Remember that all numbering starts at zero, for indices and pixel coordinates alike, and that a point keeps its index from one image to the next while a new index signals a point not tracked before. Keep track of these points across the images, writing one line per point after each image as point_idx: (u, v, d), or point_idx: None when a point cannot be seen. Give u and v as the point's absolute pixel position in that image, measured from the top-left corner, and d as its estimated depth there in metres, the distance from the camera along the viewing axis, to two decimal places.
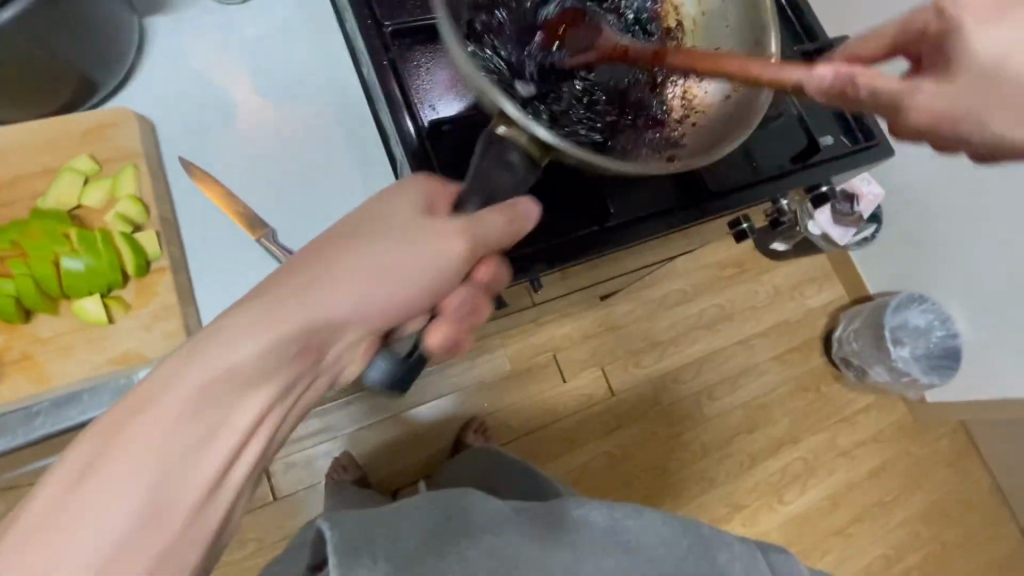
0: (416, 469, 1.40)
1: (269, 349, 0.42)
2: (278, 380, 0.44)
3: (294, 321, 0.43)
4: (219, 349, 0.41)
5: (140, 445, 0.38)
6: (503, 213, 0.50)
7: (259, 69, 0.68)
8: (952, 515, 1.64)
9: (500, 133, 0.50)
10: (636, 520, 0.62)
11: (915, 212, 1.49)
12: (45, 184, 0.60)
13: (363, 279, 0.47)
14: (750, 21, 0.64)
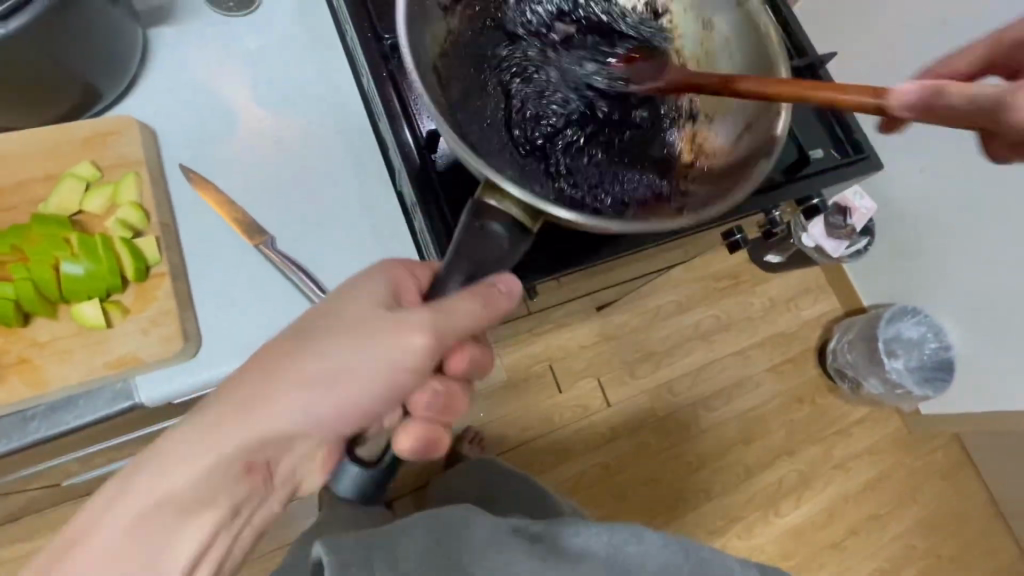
0: (411, 480, 1.39)
1: (226, 453, 0.45)
2: (226, 495, 0.46)
3: (248, 424, 0.46)
4: (243, 408, 0.46)
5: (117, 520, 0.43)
6: (474, 299, 0.50)
7: (260, 80, 0.69)
8: (947, 528, 1.63)
9: (489, 205, 0.52)
10: (637, 545, 0.64)
11: (908, 224, 1.51)
12: (46, 190, 0.61)
13: (310, 379, 0.48)
14: (758, 54, 0.66)
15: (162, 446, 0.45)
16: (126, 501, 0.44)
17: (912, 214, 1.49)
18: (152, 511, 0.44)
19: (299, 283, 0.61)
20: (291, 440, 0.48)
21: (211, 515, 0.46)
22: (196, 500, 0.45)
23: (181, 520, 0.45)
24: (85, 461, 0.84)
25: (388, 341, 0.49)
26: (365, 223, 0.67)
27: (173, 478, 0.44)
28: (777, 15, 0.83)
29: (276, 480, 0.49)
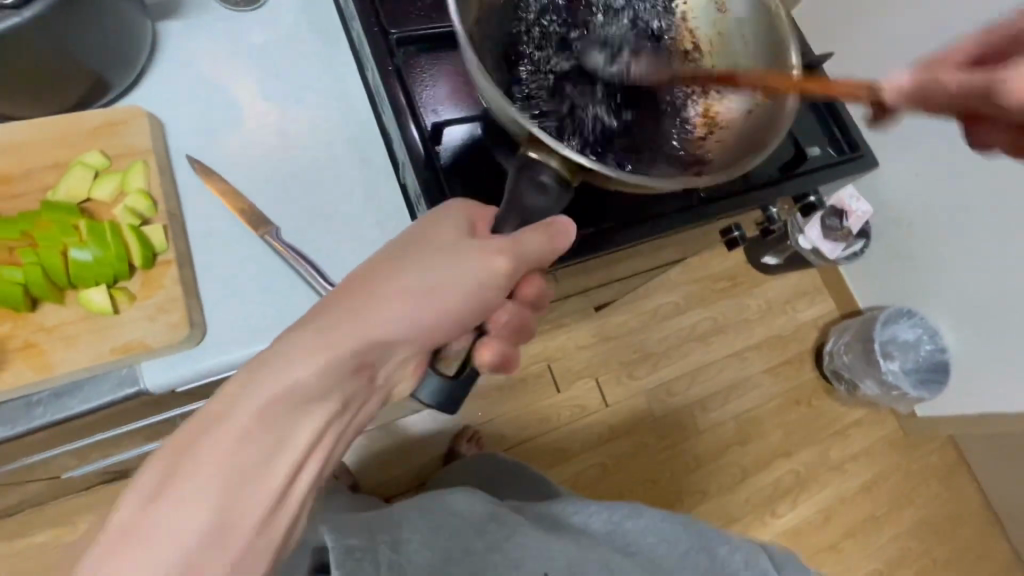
0: (409, 478, 1.39)
1: (325, 368, 0.48)
2: (335, 399, 0.50)
3: (345, 341, 0.49)
4: (276, 373, 0.46)
5: (208, 458, 0.43)
6: (542, 232, 0.55)
7: (266, 73, 0.70)
8: (943, 530, 1.64)
9: (532, 157, 0.55)
10: (637, 521, 0.69)
11: (902, 227, 1.53)
12: (54, 178, 0.61)
13: (402, 301, 0.52)
14: (768, 35, 0.67)
15: (248, 376, 0.46)
16: (220, 435, 0.44)
17: (908, 216, 1.50)
18: (195, 492, 0.42)
19: (304, 272, 0.62)
20: (331, 393, 0.49)
21: (323, 418, 0.49)
22: (242, 474, 0.44)
23: (237, 497, 0.43)
24: (86, 453, 0.84)
25: (476, 266, 0.54)
26: (370, 215, 0.67)
27: (268, 410, 0.45)
28: None
29: (325, 437, 0.50)
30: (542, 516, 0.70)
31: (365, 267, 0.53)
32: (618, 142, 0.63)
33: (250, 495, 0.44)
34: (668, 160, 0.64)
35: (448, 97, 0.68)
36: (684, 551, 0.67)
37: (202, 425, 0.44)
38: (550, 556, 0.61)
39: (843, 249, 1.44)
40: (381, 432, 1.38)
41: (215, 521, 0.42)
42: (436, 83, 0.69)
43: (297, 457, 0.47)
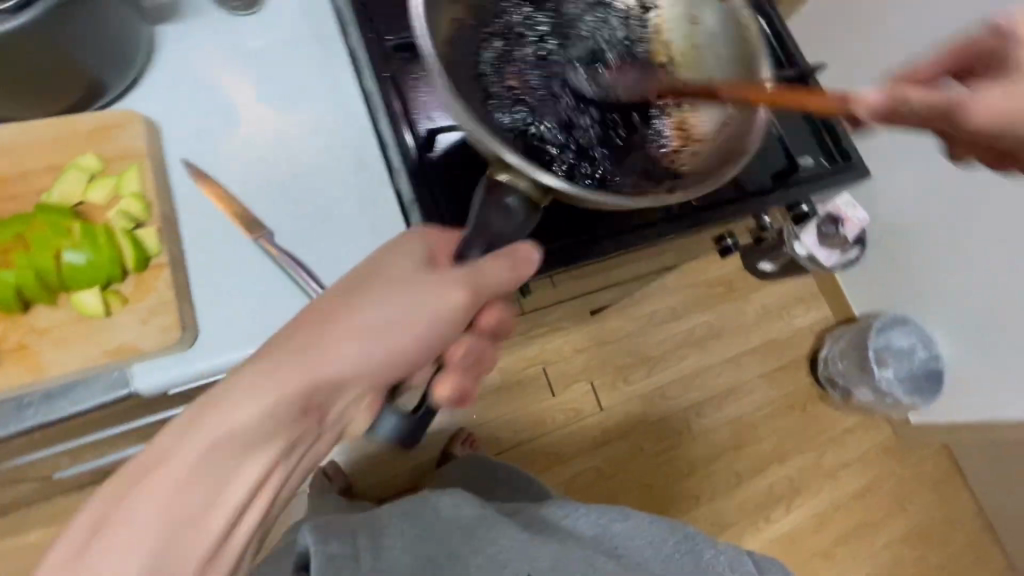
0: (402, 480, 1.39)
1: (270, 409, 0.49)
2: (280, 441, 0.51)
3: (293, 379, 0.50)
4: (221, 414, 0.47)
5: (154, 501, 0.44)
6: (503, 262, 0.56)
7: (261, 79, 0.70)
8: (935, 537, 1.65)
9: (501, 179, 0.55)
10: (623, 523, 0.67)
11: (897, 234, 1.54)
12: (49, 180, 0.61)
13: (353, 341, 0.53)
14: (740, 53, 0.68)
15: (193, 419, 0.47)
16: (160, 481, 0.45)
17: (904, 224, 1.51)
18: (127, 540, 0.43)
19: (296, 276, 0.62)
20: (273, 437, 0.50)
21: (269, 458, 0.50)
22: (177, 521, 0.45)
23: (170, 548, 0.44)
24: (78, 453, 0.84)
25: (429, 302, 0.55)
26: (364, 220, 0.68)
27: (215, 448, 0.47)
28: (769, 25, 0.85)
29: (266, 481, 0.51)
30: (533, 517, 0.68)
31: (314, 307, 0.53)
32: (588, 157, 0.65)
33: (192, 538, 0.45)
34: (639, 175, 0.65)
35: (442, 104, 0.69)
36: (672, 557, 0.64)
37: (144, 469, 0.45)
38: (536, 557, 0.60)
39: (838, 257, 1.46)
40: None
41: (149, 568, 0.43)
42: (430, 89, 0.69)
43: (240, 498, 0.48)
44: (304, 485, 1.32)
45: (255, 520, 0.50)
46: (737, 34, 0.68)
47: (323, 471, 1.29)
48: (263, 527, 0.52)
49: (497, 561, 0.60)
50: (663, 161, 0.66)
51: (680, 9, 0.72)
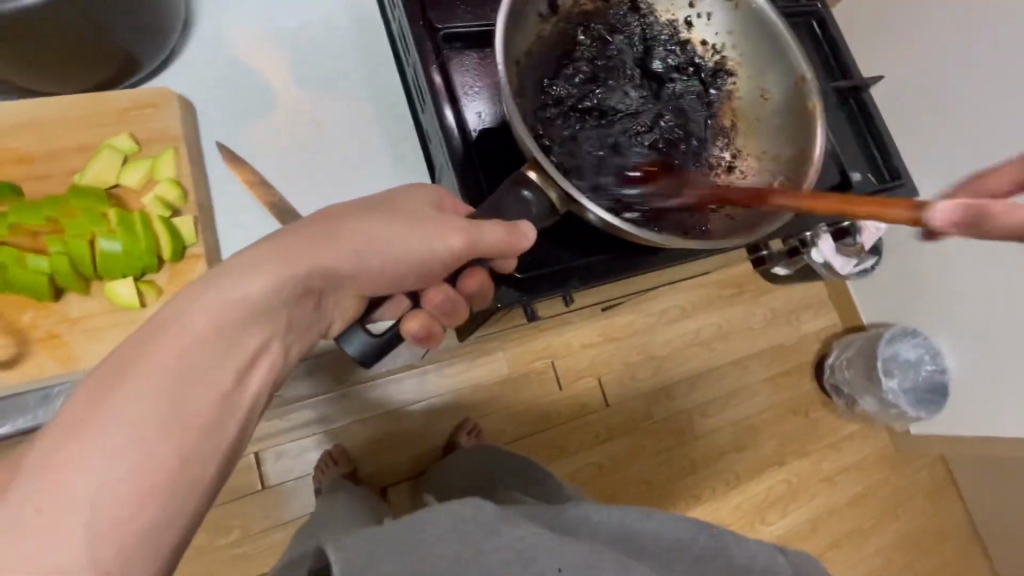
0: (407, 468, 1.34)
1: (276, 287, 0.46)
2: (283, 317, 0.47)
3: (301, 262, 0.48)
4: (230, 279, 0.44)
5: (161, 363, 0.38)
6: (503, 226, 0.53)
7: (299, 62, 0.68)
8: (925, 545, 1.67)
9: (530, 177, 0.55)
10: (649, 522, 0.57)
11: (915, 248, 1.52)
12: (80, 161, 0.60)
13: (354, 242, 0.51)
14: (797, 129, 0.67)
15: (198, 292, 0.42)
16: (171, 338, 0.39)
17: (920, 235, 1.50)
18: (137, 394, 0.36)
19: None
20: (281, 309, 0.47)
21: (271, 334, 0.46)
22: (195, 373, 0.39)
23: (186, 400, 0.38)
24: None
25: (431, 241, 0.54)
26: None
27: (224, 319, 0.42)
28: (820, 29, 0.82)
29: (270, 350, 0.46)
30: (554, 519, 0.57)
31: (321, 212, 0.52)
32: (635, 196, 0.63)
33: (200, 398, 0.39)
34: (674, 223, 0.63)
35: (490, 98, 0.65)
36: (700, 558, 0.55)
37: (151, 332, 0.39)
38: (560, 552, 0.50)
39: (855, 264, 1.43)
40: (373, 421, 1.32)
41: (169, 421, 0.37)
42: (481, 82, 0.65)
43: (242, 366, 0.43)
44: (310, 468, 1.25)
45: (262, 389, 0.45)
46: (800, 114, 0.67)
47: (329, 454, 1.23)
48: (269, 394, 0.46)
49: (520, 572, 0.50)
50: (695, 215, 0.65)
51: (752, 77, 0.70)
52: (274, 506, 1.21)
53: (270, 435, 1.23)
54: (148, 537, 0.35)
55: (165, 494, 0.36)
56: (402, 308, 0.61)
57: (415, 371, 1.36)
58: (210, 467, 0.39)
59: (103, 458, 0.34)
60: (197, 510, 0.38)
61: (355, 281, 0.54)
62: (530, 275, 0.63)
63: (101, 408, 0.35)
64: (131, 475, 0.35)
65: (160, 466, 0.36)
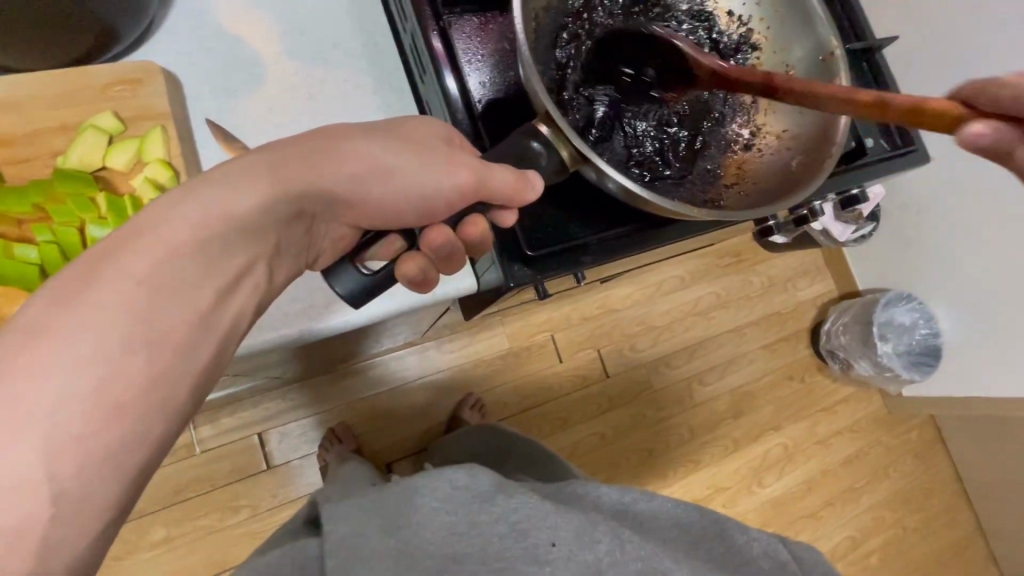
0: (410, 443, 1.33)
1: (264, 210, 0.40)
2: (269, 241, 0.42)
3: (293, 198, 0.42)
4: (218, 195, 0.38)
5: (134, 273, 0.33)
6: (513, 173, 0.49)
7: (289, 31, 0.64)
8: (916, 501, 1.72)
9: (543, 133, 0.52)
10: (648, 503, 0.55)
11: (911, 215, 1.51)
12: (64, 141, 0.56)
13: (354, 168, 0.46)
14: None
15: (177, 199, 0.36)
16: (145, 247, 0.34)
17: (922, 199, 1.47)
18: (107, 305, 0.31)
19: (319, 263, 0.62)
20: (268, 232, 0.41)
21: (252, 256, 0.40)
22: (170, 289, 0.34)
23: (158, 315, 0.33)
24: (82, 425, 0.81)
25: (434, 177, 0.49)
26: None
27: (203, 234, 0.36)
28: None
29: (254, 272, 0.40)
30: (549, 491, 0.56)
31: (313, 131, 0.46)
32: (650, 172, 0.61)
33: (176, 314, 0.34)
34: (686, 199, 0.61)
35: (492, 67, 0.62)
36: (702, 541, 0.54)
37: (122, 237, 0.34)
38: (557, 525, 0.49)
39: (853, 230, 1.43)
40: (374, 399, 1.31)
41: (137, 332, 0.32)
42: (484, 50, 0.62)
43: (225, 284, 0.37)
44: (314, 445, 1.25)
45: (242, 314, 0.39)
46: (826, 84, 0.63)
47: (332, 433, 1.23)
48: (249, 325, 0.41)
49: (519, 531, 0.49)
50: (708, 192, 0.63)
51: (776, 50, 0.67)
52: (281, 483, 1.21)
53: (273, 415, 1.23)
54: (111, 463, 0.30)
55: (132, 417, 0.31)
56: (395, 249, 0.53)
57: (417, 348, 1.35)
58: (181, 397, 0.34)
59: (60, 371, 0.29)
60: (165, 440, 0.33)
61: (352, 209, 0.48)
62: (543, 253, 0.60)
63: (61, 317, 0.30)
64: (93, 394, 0.30)
65: (127, 387, 0.31)
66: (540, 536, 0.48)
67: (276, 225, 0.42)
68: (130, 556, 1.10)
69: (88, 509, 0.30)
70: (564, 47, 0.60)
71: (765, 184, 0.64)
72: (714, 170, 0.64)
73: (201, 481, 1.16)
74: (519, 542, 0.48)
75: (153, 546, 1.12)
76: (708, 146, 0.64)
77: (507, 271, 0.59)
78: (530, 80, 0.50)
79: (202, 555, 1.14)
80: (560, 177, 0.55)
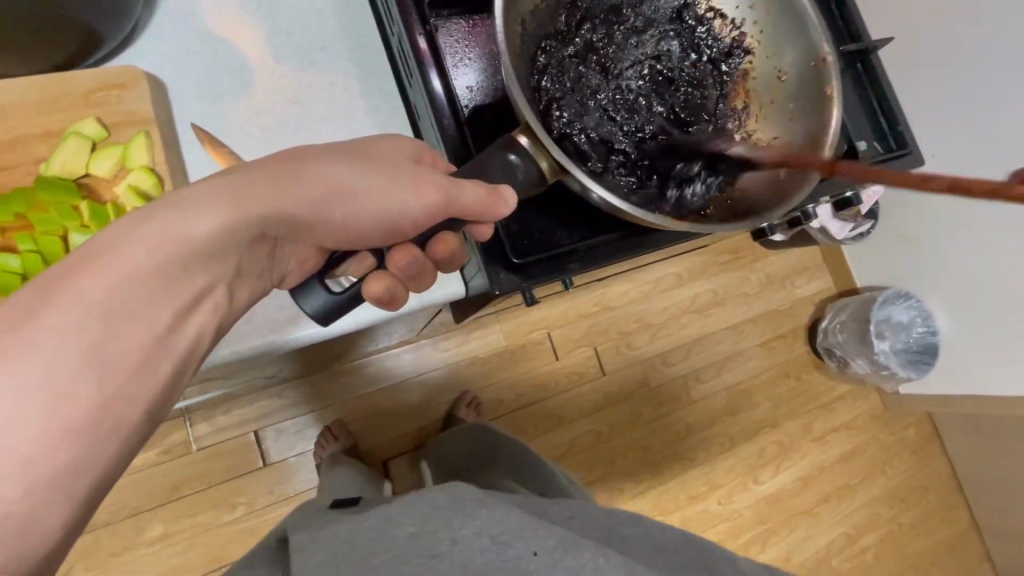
0: (408, 440, 1.34)
1: (228, 231, 0.40)
2: (231, 262, 0.42)
3: (259, 212, 0.42)
4: (181, 215, 0.38)
5: (89, 295, 0.33)
6: (482, 189, 0.48)
7: (275, 33, 0.64)
8: (911, 497, 1.73)
9: (523, 144, 0.51)
10: (633, 526, 0.57)
11: (910, 212, 1.50)
12: (48, 148, 0.56)
13: (323, 184, 0.46)
14: (816, 105, 0.62)
15: (140, 219, 0.36)
16: (103, 267, 0.34)
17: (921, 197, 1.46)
18: (61, 325, 0.31)
19: None
20: (232, 251, 0.41)
21: (213, 276, 0.40)
22: (128, 310, 0.34)
23: (114, 336, 0.33)
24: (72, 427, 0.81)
25: (402, 196, 0.49)
26: None
27: (164, 255, 0.36)
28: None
29: (216, 292, 0.41)
30: (533, 506, 0.58)
31: (283, 150, 0.46)
32: (637, 181, 0.60)
33: (134, 334, 0.34)
34: (673, 208, 0.61)
35: (479, 70, 0.62)
36: (684, 562, 0.53)
37: (79, 257, 0.34)
38: (543, 538, 0.49)
39: (851, 229, 1.42)
40: (369, 396, 1.31)
41: (91, 354, 0.32)
42: (471, 53, 0.62)
43: (186, 304, 0.37)
44: (310, 443, 1.25)
45: (201, 333, 0.39)
46: (819, 90, 0.62)
47: (329, 431, 1.23)
48: (210, 343, 0.41)
49: (502, 543, 0.49)
50: (696, 201, 0.62)
51: (770, 55, 0.66)
52: (278, 481, 1.22)
53: (269, 413, 1.23)
54: (60, 484, 0.30)
55: (84, 438, 0.31)
56: (366, 267, 0.51)
57: (413, 346, 1.35)
58: (137, 416, 0.34)
59: (8, 392, 0.29)
60: (120, 458, 0.33)
61: (315, 230, 0.48)
62: (528, 262, 0.60)
63: (12, 339, 0.30)
64: (44, 416, 0.30)
65: (79, 409, 0.31)
66: (524, 547, 0.48)
67: (241, 243, 0.42)
68: (127, 552, 1.11)
69: (37, 530, 0.29)
70: (549, 53, 0.60)
71: (755, 193, 0.63)
72: (703, 178, 0.63)
73: (197, 478, 1.17)
74: (501, 555, 0.48)
75: (150, 542, 1.13)
76: None
77: (495, 278, 0.59)
78: (510, 87, 0.50)
79: (198, 551, 1.15)
80: (540, 188, 0.54)
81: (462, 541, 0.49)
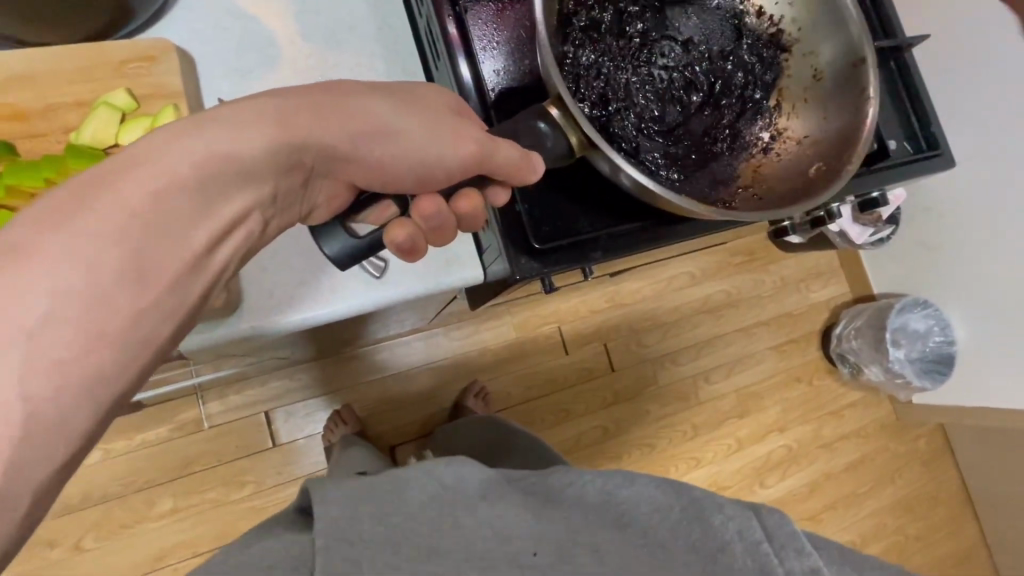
0: (414, 429, 1.34)
1: (270, 151, 0.40)
2: (270, 184, 0.41)
3: (298, 137, 0.42)
4: (222, 133, 0.38)
5: (129, 204, 0.33)
6: (516, 151, 0.48)
7: (303, 11, 0.64)
8: (919, 509, 1.70)
9: (553, 115, 0.51)
10: (628, 488, 0.51)
11: (931, 218, 1.47)
12: (77, 117, 0.57)
13: (359, 120, 0.46)
14: (851, 103, 0.62)
15: (181, 130, 0.36)
16: (144, 175, 0.34)
17: (942, 203, 1.43)
18: (100, 230, 0.31)
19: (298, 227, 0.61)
20: (270, 176, 0.41)
21: (250, 200, 0.40)
22: (165, 224, 0.34)
23: (149, 248, 0.33)
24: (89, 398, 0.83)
25: (440, 145, 0.48)
26: None
27: (203, 171, 0.36)
28: None
29: (251, 216, 0.41)
30: (537, 483, 0.53)
31: (323, 82, 0.45)
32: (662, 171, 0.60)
33: (167, 250, 0.34)
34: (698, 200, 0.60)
35: (505, 54, 0.61)
36: (680, 526, 0.49)
37: (119, 163, 0.33)
38: (539, 536, 0.47)
39: (870, 233, 1.40)
40: (377, 383, 1.32)
41: (127, 263, 0.32)
42: (499, 36, 0.61)
43: (221, 227, 0.38)
44: (319, 425, 1.26)
45: (231, 256, 0.39)
46: (855, 87, 0.61)
47: (337, 415, 1.23)
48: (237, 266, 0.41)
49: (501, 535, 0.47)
50: (721, 194, 0.62)
51: (807, 50, 0.64)
52: (285, 462, 1.23)
53: (281, 394, 1.25)
54: (89, 393, 0.31)
55: (117, 346, 0.32)
56: (388, 215, 0.51)
57: (423, 334, 1.36)
58: (167, 332, 0.34)
59: (44, 292, 0.29)
60: (145, 372, 0.34)
61: (350, 167, 0.48)
62: (549, 247, 0.60)
63: (48, 240, 0.30)
64: (78, 317, 0.30)
65: (114, 315, 0.31)
66: (521, 544, 0.46)
67: (280, 168, 0.42)
68: (137, 525, 1.13)
69: (63, 437, 0.30)
70: (580, 36, 0.60)
71: (779, 189, 0.62)
72: (729, 172, 0.63)
73: (207, 456, 1.18)
74: (500, 546, 0.46)
75: (158, 517, 1.14)
76: (726, 148, 0.63)
77: (515, 263, 0.59)
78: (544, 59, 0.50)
79: (204, 527, 1.16)
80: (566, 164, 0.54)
81: (462, 527, 0.47)
